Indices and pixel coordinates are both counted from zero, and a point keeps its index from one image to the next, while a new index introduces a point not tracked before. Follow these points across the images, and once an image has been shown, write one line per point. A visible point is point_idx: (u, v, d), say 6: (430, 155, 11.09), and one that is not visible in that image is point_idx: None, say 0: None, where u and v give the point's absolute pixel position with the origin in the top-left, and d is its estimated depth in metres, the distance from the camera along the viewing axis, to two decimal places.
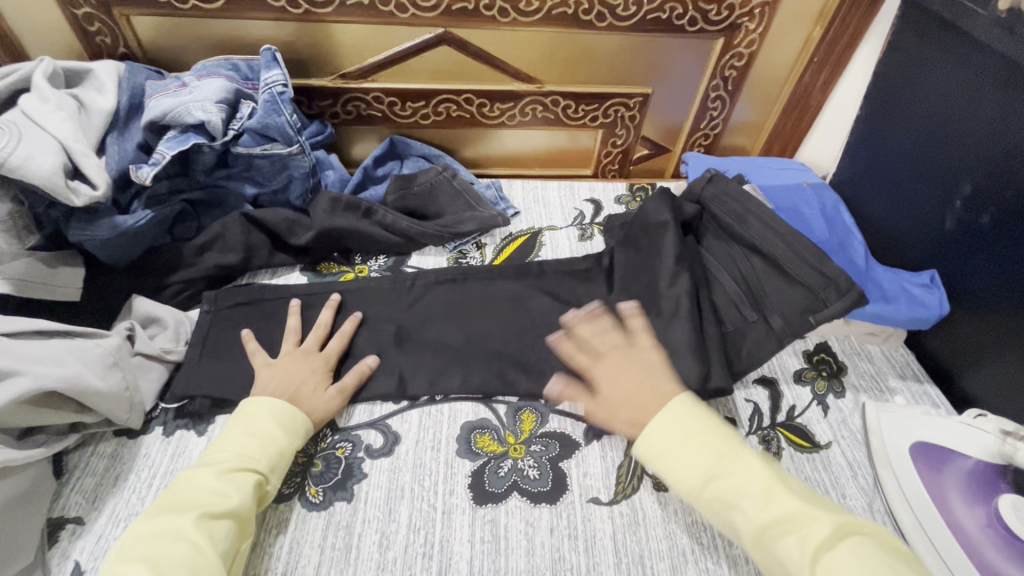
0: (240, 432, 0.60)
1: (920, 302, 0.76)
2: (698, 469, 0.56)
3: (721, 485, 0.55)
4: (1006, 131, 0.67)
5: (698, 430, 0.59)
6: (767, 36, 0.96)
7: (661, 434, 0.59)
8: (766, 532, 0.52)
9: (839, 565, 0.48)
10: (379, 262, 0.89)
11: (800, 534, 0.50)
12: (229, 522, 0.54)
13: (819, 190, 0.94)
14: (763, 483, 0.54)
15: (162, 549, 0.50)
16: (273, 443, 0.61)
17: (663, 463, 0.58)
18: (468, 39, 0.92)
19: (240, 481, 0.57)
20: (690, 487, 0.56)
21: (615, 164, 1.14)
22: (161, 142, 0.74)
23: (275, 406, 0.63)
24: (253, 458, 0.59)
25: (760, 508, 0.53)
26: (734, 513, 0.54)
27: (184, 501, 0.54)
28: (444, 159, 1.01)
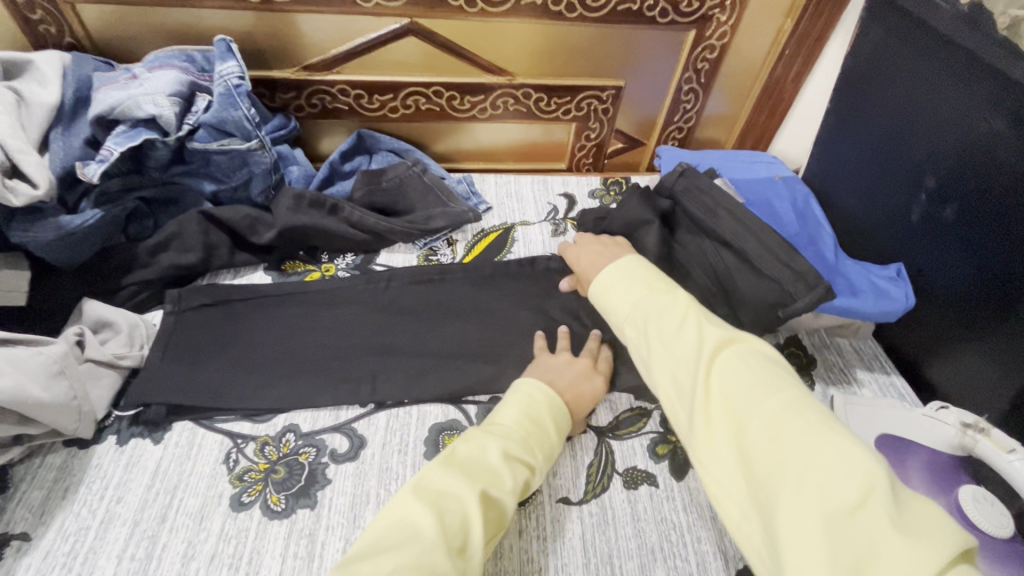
0: (524, 414, 0.61)
1: (888, 296, 0.75)
2: (630, 297, 0.62)
3: (645, 308, 0.60)
4: (969, 125, 0.67)
5: (640, 273, 0.65)
6: (739, 28, 0.95)
7: (609, 275, 0.65)
8: (667, 344, 0.56)
9: (727, 370, 0.52)
10: (347, 260, 0.87)
11: (696, 345, 0.55)
12: (492, 503, 0.54)
13: (791, 184, 0.94)
14: (680, 309, 0.58)
15: (420, 516, 0.50)
16: (548, 437, 0.61)
17: (605, 295, 0.65)
18: (435, 30, 0.89)
19: (517, 466, 0.57)
20: (619, 314, 0.63)
21: (590, 158, 1.13)
22: (110, 137, 0.71)
23: (557, 403, 0.63)
24: (531, 448, 0.59)
25: (672, 328, 0.57)
26: (645, 329, 0.59)
27: (473, 468, 0.55)
28: (414, 153, 0.99)
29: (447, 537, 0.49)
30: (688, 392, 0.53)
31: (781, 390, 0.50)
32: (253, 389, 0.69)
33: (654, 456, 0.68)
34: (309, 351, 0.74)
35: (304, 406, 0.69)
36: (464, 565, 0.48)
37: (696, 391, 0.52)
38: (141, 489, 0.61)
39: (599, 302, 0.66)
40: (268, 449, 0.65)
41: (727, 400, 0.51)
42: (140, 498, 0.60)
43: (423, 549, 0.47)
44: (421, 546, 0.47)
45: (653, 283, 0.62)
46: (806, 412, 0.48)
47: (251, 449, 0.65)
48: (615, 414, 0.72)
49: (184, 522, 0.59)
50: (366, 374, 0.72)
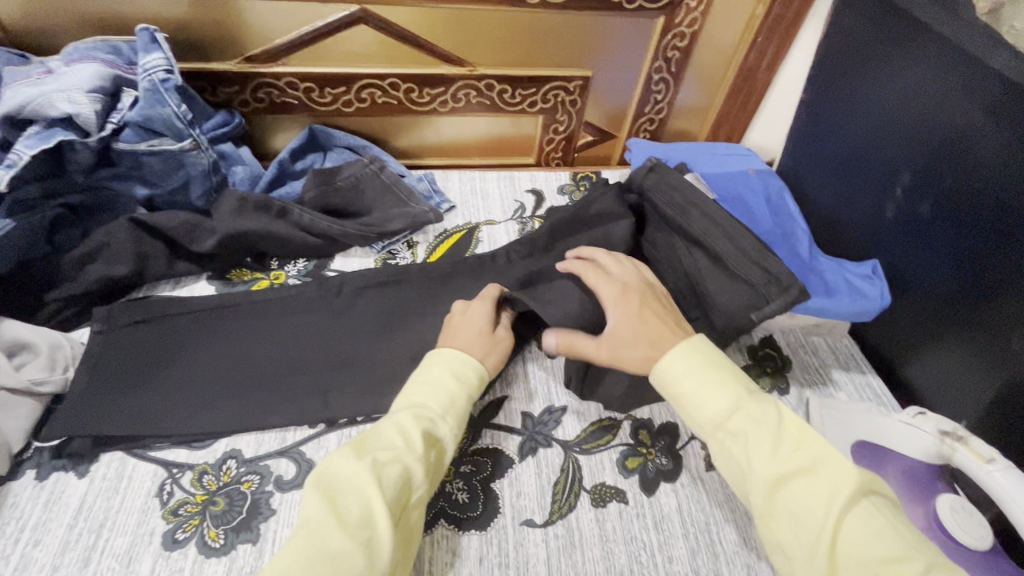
0: (417, 384, 0.58)
1: (863, 294, 0.72)
2: (723, 401, 0.54)
3: (749, 420, 0.52)
4: (944, 115, 0.64)
5: (726, 369, 0.57)
6: (710, 15, 0.91)
7: (690, 366, 0.56)
8: (783, 474, 0.49)
9: (856, 517, 0.46)
10: (298, 266, 0.81)
11: (821, 482, 0.48)
12: (394, 468, 0.50)
13: (764, 177, 0.90)
14: (790, 427, 0.52)
15: (320, 505, 0.47)
16: (445, 391, 0.58)
17: (685, 391, 0.56)
18: (388, 18, 0.83)
19: (410, 424, 0.54)
20: (707, 418, 0.54)
21: (559, 152, 1.08)
22: (20, 140, 0.64)
23: (446, 355, 0.60)
24: (426, 407, 0.56)
25: (788, 453, 0.50)
26: (751, 447, 0.51)
27: (366, 441, 0.53)
28: (371, 150, 0.93)
29: (343, 523, 0.46)
30: (813, 540, 0.46)
31: (917, 545, 0.45)
32: (191, 413, 0.64)
33: (624, 470, 0.65)
34: (254, 368, 0.68)
35: (247, 429, 0.64)
36: (368, 537, 0.46)
37: (823, 542, 0.46)
38: (62, 529, 0.55)
39: (666, 393, 0.57)
40: (206, 479, 0.60)
41: (857, 551, 0.45)
42: (60, 539, 0.55)
43: (317, 539, 0.45)
44: (315, 536, 0.45)
45: (745, 386, 0.55)
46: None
47: (187, 479, 0.60)
48: (582, 426, 0.68)
49: (109, 564, 0.54)
50: (316, 392, 0.67)
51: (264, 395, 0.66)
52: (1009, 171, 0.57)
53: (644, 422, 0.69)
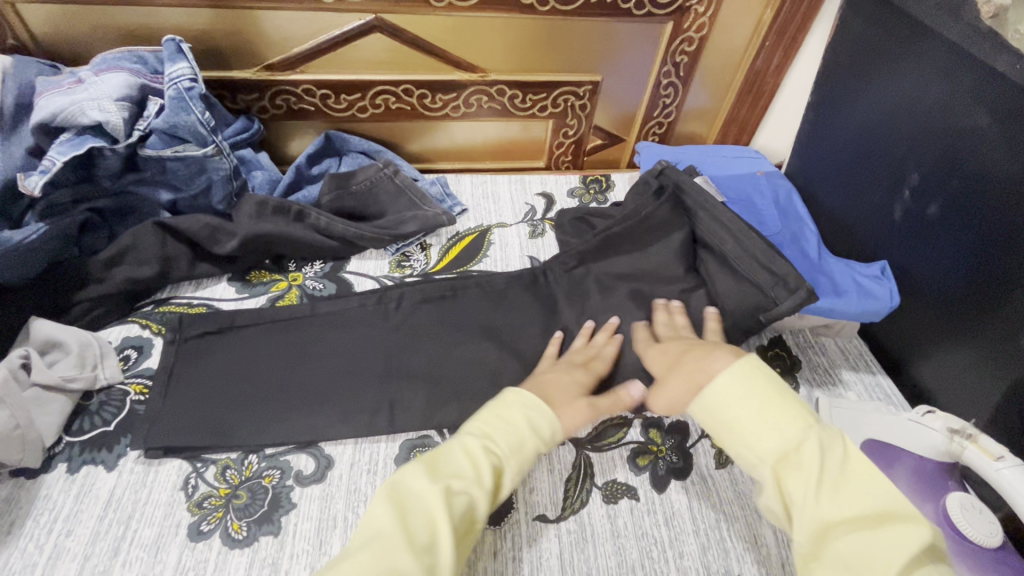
0: (494, 415, 0.58)
1: (873, 295, 0.73)
2: (782, 435, 0.51)
3: (811, 456, 0.49)
4: (951, 117, 0.65)
5: (794, 402, 0.53)
6: (718, 20, 0.92)
7: (748, 393, 0.54)
8: (838, 524, 0.47)
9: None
10: (315, 268, 0.83)
11: (884, 535, 0.45)
12: (462, 500, 0.51)
13: (773, 179, 0.91)
14: (855, 472, 0.49)
15: (392, 519, 0.48)
16: (525, 435, 0.57)
17: (737, 419, 0.53)
18: (403, 27, 0.85)
19: (488, 464, 0.53)
20: (763, 451, 0.51)
21: (569, 155, 1.10)
22: (52, 146, 0.67)
23: (528, 398, 0.59)
24: (501, 442, 0.55)
25: (848, 499, 0.48)
26: (810, 486, 0.48)
27: (441, 465, 0.53)
28: (385, 154, 0.95)
29: (410, 540, 0.47)
30: None
31: None
32: (216, 410, 0.66)
33: (635, 467, 0.66)
34: (274, 367, 0.70)
35: (268, 425, 0.65)
36: (431, 563, 0.46)
37: None
38: (92, 521, 0.57)
39: (706, 413, 0.55)
40: (229, 473, 0.62)
41: None
42: (91, 530, 0.57)
43: (384, 554, 0.45)
44: (382, 546, 0.46)
45: (803, 420, 0.52)
46: None
47: (211, 473, 0.62)
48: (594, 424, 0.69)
49: (138, 555, 0.56)
50: (334, 391, 0.69)
51: (283, 394, 0.68)
52: (1016, 172, 0.58)
53: (654, 421, 0.70)
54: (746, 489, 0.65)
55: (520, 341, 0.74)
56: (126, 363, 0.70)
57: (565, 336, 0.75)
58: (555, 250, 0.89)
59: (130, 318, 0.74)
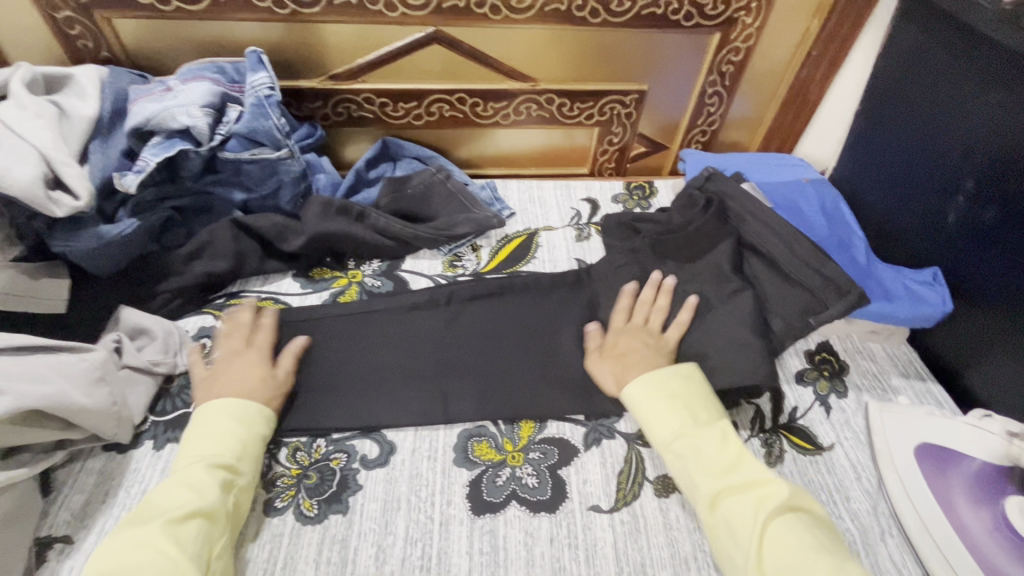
0: (201, 433, 0.61)
1: (924, 300, 0.74)
2: (674, 424, 0.63)
3: (697, 440, 0.61)
4: (1007, 124, 0.66)
5: (685, 397, 0.65)
6: (765, 31, 0.94)
7: (651, 393, 0.65)
8: (720, 492, 0.57)
9: (781, 528, 0.54)
10: (373, 266, 0.88)
11: (749, 498, 0.56)
12: (198, 522, 0.54)
13: (819, 186, 0.92)
14: (732, 451, 0.60)
15: (128, 558, 0.50)
16: (239, 443, 0.61)
17: (642, 415, 0.65)
18: (460, 38, 0.90)
19: (205, 485, 0.56)
20: (659, 438, 0.63)
21: (612, 163, 1.13)
22: (146, 148, 0.73)
23: (233, 407, 0.63)
24: (218, 456, 0.59)
25: (726, 471, 0.59)
26: (695, 465, 0.60)
27: (154, 506, 0.55)
28: (437, 160, 0.99)
29: None
30: (743, 546, 0.54)
31: (841, 561, 0.51)
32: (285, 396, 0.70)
33: None
34: (340, 358, 0.74)
35: (334, 412, 0.69)
36: None
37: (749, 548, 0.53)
38: None
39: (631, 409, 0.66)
40: (299, 455, 0.66)
41: (784, 560, 0.52)
42: None
43: None
44: None
45: (694, 411, 0.64)
46: None
47: (283, 454, 0.66)
48: None
49: None
50: (394, 381, 0.72)
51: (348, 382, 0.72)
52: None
53: None
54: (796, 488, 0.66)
55: (570, 338, 0.76)
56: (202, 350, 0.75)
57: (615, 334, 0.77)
58: (602, 253, 0.92)
59: (204, 309, 0.80)
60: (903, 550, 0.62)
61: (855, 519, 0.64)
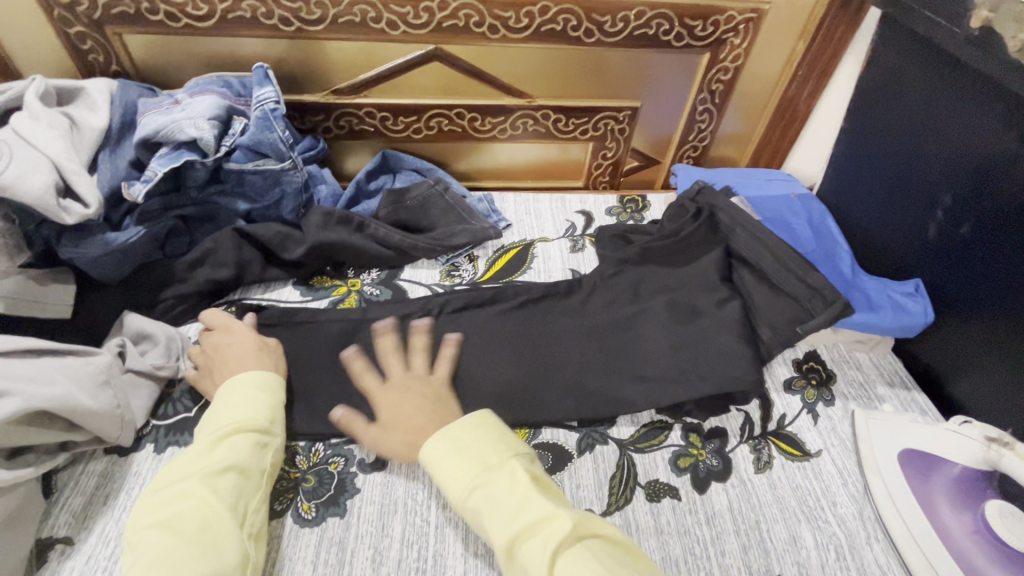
0: (224, 402, 0.62)
1: (906, 311, 0.77)
2: (467, 477, 0.56)
3: (494, 485, 0.55)
4: (982, 142, 0.69)
5: (479, 444, 0.58)
6: (752, 52, 0.98)
7: (443, 450, 0.58)
8: (513, 542, 0.51)
9: (569, 562, 0.49)
10: (372, 275, 0.90)
11: (538, 539, 0.51)
12: (232, 476, 0.56)
13: (806, 201, 0.95)
14: (522, 490, 0.54)
15: (170, 510, 0.53)
16: (265, 407, 0.63)
17: (439, 476, 0.58)
18: (459, 56, 0.93)
19: (237, 442, 0.59)
20: (457, 496, 0.56)
21: (606, 176, 1.16)
22: (154, 159, 0.75)
23: (255, 378, 0.65)
24: (250, 419, 0.61)
25: (515, 515, 0.52)
26: (490, 518, 0.53)
27: (190, 463, 0.56)
28: (435, 172, 1.02)
29: (179, 533, 0.51)
30: None
31: None
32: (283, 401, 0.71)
33: (676, 468, 0.69)
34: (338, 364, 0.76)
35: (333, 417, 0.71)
36: (214, 540, 0.51)
37: None
38: None
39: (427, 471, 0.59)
40: (298, 459, 0.67)
41: None
42: None
43: (161, 553, 0.49)
44: (158, 546, 0.50)
45: (486, 457, 0.57)
46: None
47: (282, 458, 0.67)
48: (636, 426, 0.73)
49: None
50: None
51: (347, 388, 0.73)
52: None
53: (693, 424, 0.73)
54: (784, 493, 0.67)
55: (564, 346, 0.78)
56: None
57: (608, 342, 0.79)
58: (595, 263, 0.94)
59: None
60: (889, 553, 0.63)
61: (841, 524, 0.65)
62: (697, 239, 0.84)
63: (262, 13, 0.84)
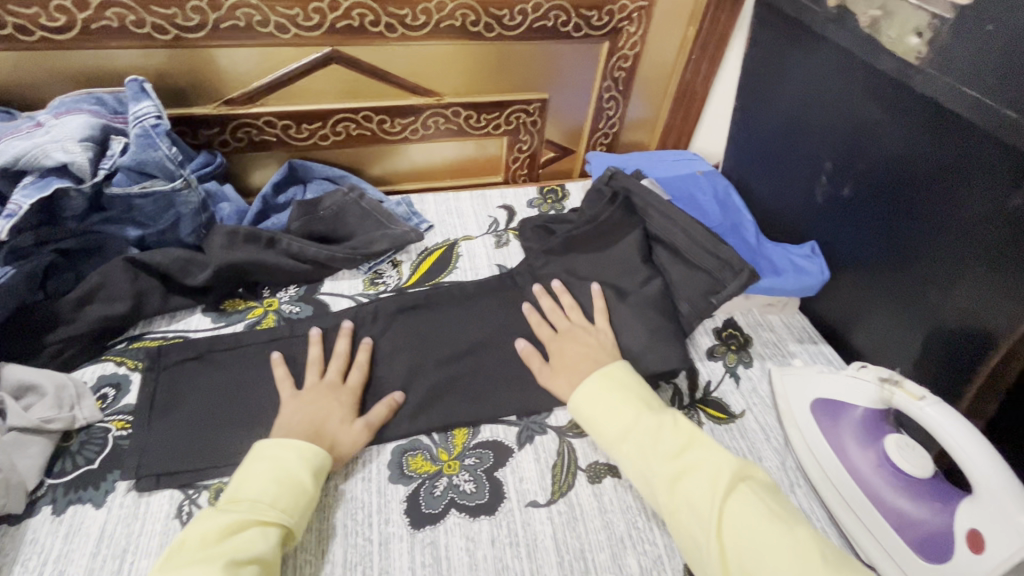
0: (266, 476, 0.58)
1: (806, 271, 0.83)
2: (627, 416, 0.65)
3: (650, 430, 0.63)
4: (849, 110, 0.75)
5: (633, 389, 0.68)
6: (648, 38, 1.01)
7: (599, 388, 0.68)
8: (674, 476, 0.59)
9: (738, 501, 0.55)
10: (289, 292, 0.85)
11: (705, 477, 0.57)
12: (253, 569, 0.51)
13: (711, 177, 1.00)
14: (683, 435, 0.62)
15: None
16: (304, 492, 0.59)
17: (596, 413, 0.67)
18: (357, 57, 0.90)
19: (268, 528, 0.55)
20: (613, 433, 0.64)
21: (524, 169, 1.16)
22: (17, 190, 0.68)
23: (311, 457, 0.61)
24: (280, 505, 0.57)
25: (676, 455, 0.60)
26: (648, 453, 0.61)
27: (215, 543, 0.52)
28: (349, 179, 0.99)
29: None
30: (708, 522, 0.54)
31: (791, 525, 0.53)
32: (202, 437, 0.67)
33: None
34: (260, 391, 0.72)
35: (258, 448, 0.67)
36: None
37: (712, 521, 0.54)
38: (85, 558, 0.57)
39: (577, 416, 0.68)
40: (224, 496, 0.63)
41: (741, 534, 0.53)
42: (85, 567, 0.56)
43: None
44: None
45: (646, 402, 0.66)
46: (817, 559, 0.50)
47: (205, 498, 0.62)
48: None
49: None
50: None
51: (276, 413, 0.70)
52: (900, 152, 0.68)
53: None
54: None
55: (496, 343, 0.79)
56: (104, 401, 0.69)
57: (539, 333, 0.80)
58: (521, 256, 0.95)
59: (103, 357, 0.74)
60: (811, 497, 0.68)
61: (768, 476, 0.70)
62: (613, 226, 0.85)
63: (130, 21, 0.77)
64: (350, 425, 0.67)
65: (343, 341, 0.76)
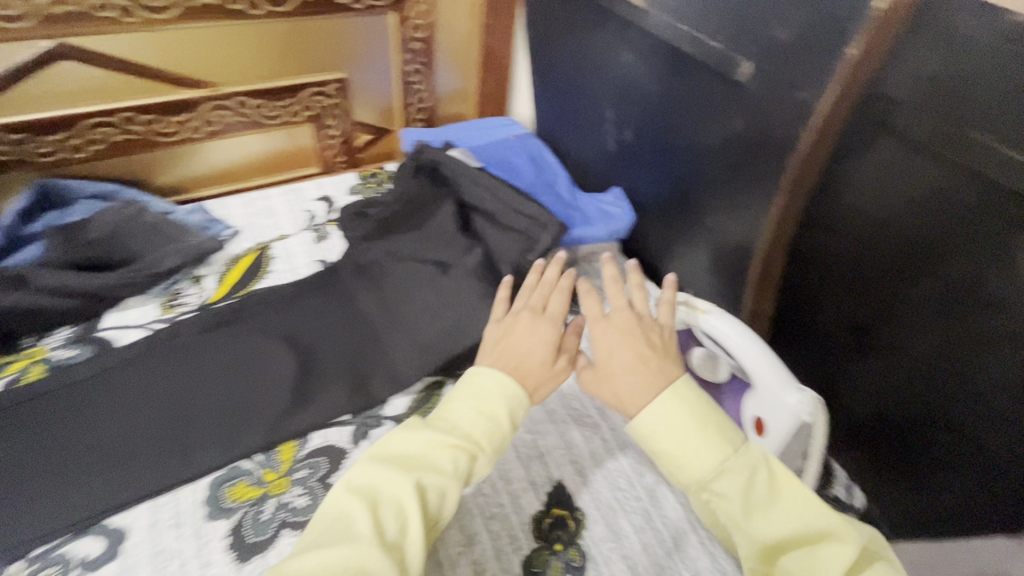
0: (465, 403, 0.56)
1: (612, 216, 0.88)
2: (708, 459, 0.49)
3: (740, 482, 0.47)
4: (613, 60, 0.80)
5: (714, 420, 0.50)
6: (436, 6, 0.99)
7: (671, 418, 0.51)
8: (776, 544, 0.46)
9: None
10: (61, 337, 0.73)
11: (820, 554, 0.43)
12: (427, 495, 0.49)
13: (524, 140, 1.02)
14: (788, 490, 0.47)
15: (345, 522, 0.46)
16: (499, 430, 0.55)
17: (669, 448, 0.50)
18: (95, 49, 0.79)
19: (459, 451, 0.52)
20: (693, 478, 0.49)
21: (342, 157, 1.09)
22: None
23: (507, 384, 0.57)
24: (475, 437, 0.53)
25: (785, 517, 0.46)
26: (739, 511, 0.47)
27: (406, 461, 0.50)
28: (124, 194, 0.87)
29: (378, 534, 0.45)
30: None
31: None
32: None
33: None
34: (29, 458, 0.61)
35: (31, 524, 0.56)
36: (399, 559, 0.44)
37: None
38: None
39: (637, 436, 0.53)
40: None
41: None
42: None
43: (344, 555, 0.43)
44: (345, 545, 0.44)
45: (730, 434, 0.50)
46: None
47: None
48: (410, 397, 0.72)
49: None
50: (112, 460, 0.62)
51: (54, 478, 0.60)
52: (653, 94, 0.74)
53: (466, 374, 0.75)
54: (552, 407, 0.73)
55: (320, 344, 0.74)
56: None
57: (366, 325, 0.76)
58: (343, 248, 0.89)
59: None
60: None
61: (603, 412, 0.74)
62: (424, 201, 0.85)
63: None
64: (549, 369, 0.61)
65: (553, 268, 0.70)
